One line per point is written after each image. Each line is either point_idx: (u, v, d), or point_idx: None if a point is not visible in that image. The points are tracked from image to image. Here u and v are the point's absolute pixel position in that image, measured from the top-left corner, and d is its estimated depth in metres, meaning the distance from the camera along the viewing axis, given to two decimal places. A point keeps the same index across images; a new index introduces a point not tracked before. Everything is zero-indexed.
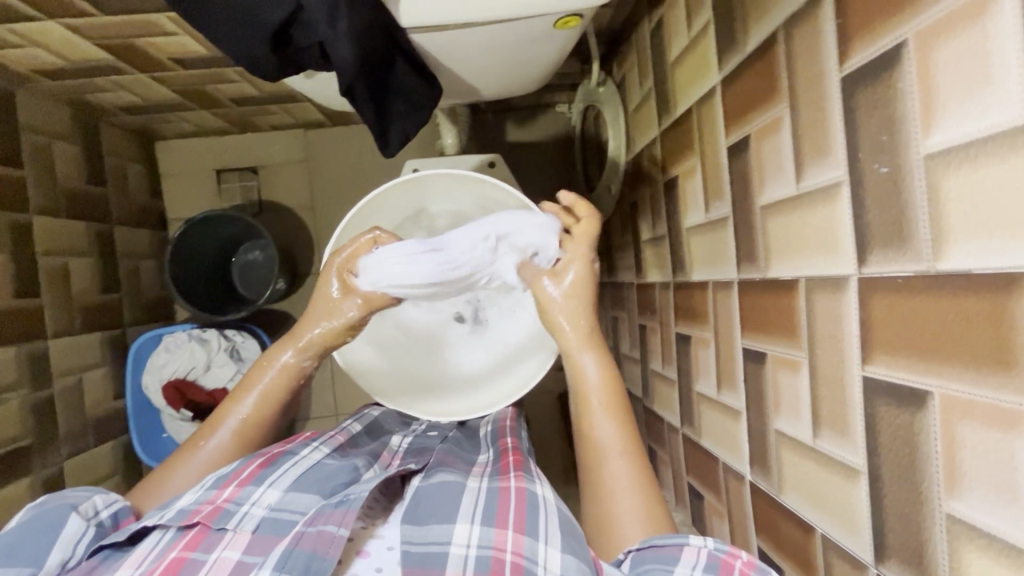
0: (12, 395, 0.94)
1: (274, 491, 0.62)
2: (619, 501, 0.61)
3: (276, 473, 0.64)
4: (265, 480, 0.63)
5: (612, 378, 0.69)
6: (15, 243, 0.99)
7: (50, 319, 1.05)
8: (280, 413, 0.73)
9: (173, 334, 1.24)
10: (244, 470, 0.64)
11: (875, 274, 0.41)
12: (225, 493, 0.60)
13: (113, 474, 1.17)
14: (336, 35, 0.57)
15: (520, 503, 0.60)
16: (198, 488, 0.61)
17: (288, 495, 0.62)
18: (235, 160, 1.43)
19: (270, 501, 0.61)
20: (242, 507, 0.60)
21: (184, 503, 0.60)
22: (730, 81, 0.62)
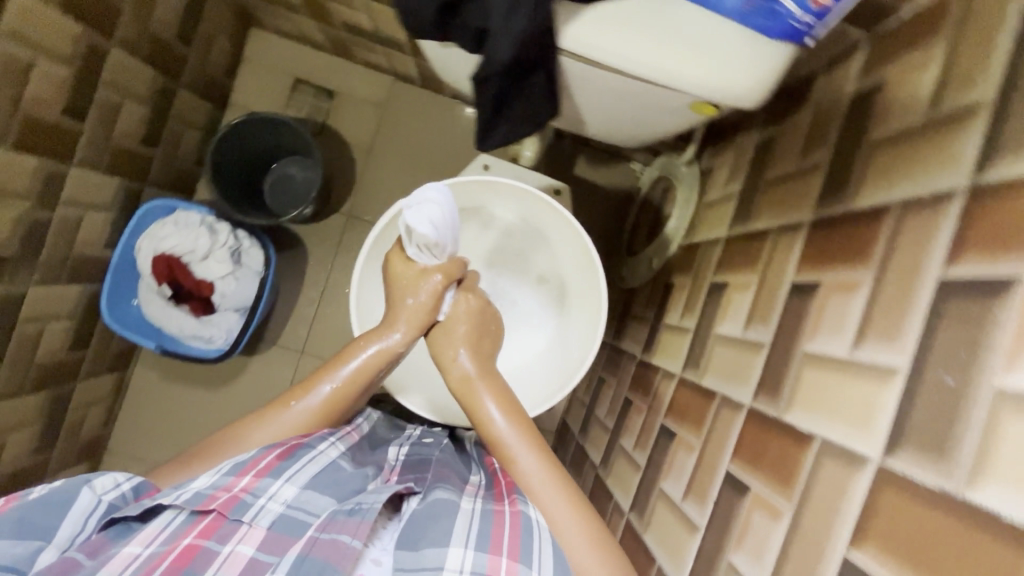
0: (14, 203, 0.92)
1: (290, 486, 0.64)
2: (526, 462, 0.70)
3: (294, 468, 0.66)
4: (282, 473, 0.65)
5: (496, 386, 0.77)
6: (87, 64, 0.96)
7: (83, 149, 1.02)
8: (349, 399, 0.75)
9: (186, 210, 1.21)
10: (262, 459, 0.65)
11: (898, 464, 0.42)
12: (243, 483, 0.62)
13: (69, 317, 1.14)
14: (504, 29, 0.56)
15: (515, 528, 0.62)
16: (214, 474, 0.63)
17: (302, 493, 0.64)
18: (319, 77, 1.43)
19: (286, 498, 0.63)
20: (258, 499, 0.61)
21: (200, 487, 0.61)
22: (821, 227, 0.63)
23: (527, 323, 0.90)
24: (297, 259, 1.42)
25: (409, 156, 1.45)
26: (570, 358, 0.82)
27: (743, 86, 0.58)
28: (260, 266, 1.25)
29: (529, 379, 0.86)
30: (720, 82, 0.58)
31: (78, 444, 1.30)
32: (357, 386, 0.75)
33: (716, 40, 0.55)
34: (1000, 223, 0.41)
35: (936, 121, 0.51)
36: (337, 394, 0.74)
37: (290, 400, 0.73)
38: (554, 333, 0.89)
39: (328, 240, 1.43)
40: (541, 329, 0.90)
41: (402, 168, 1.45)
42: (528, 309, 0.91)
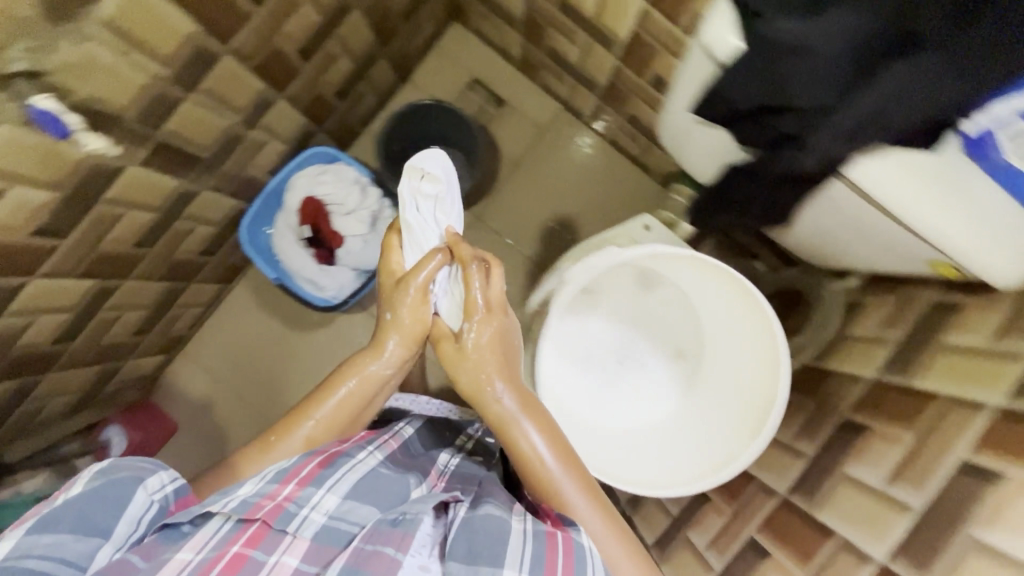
0: (231, 116, 0.98)
1: (331, 496, 0.66)
2: (569, 495, 0.72)
3: (333, 478, 0.68)
4: (323, 482, 0.67)
5: (534, 408, 0.77)
6: (334, 17, 1.04)
7: (296, 86, 1.09)
8: (354, 411, 0.79)
9: (346, 165, 1.27)
10: (303, 468, 0.68)
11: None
12: (286, 492, 0.64)
13: (215, 225, 1.19)
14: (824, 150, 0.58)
15: (568, 555, 0.63)
16: (258, 481, 0.64)
17: (344, 502, 0.66)
18: (496, 84, 1.49)
19: (328, 508, 0.64)
20: (301, 509, 0.62)
21: (245, 493, 0.63)
22: (1014, 418, 0.63)
23: (655, 392, 0.90)
24: None
25: (551, 183, 1.49)
26: (702, 447, 0.80)
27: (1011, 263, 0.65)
28: None
29: (650, 452, 0.84)
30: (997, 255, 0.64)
31: (167, 338, 1.35)
32: (358, 403, 0.79)
33: (1006, 219, 0.63)
34: None
35: None
36: (338, 414, 0.78)
37: (274, 433, 0.75)
38: (680, 412, 0.88)
39: None
40: (666, 403, 0.89)
41: (541, 191, 1.49)
42: (657, 378, 0.91)
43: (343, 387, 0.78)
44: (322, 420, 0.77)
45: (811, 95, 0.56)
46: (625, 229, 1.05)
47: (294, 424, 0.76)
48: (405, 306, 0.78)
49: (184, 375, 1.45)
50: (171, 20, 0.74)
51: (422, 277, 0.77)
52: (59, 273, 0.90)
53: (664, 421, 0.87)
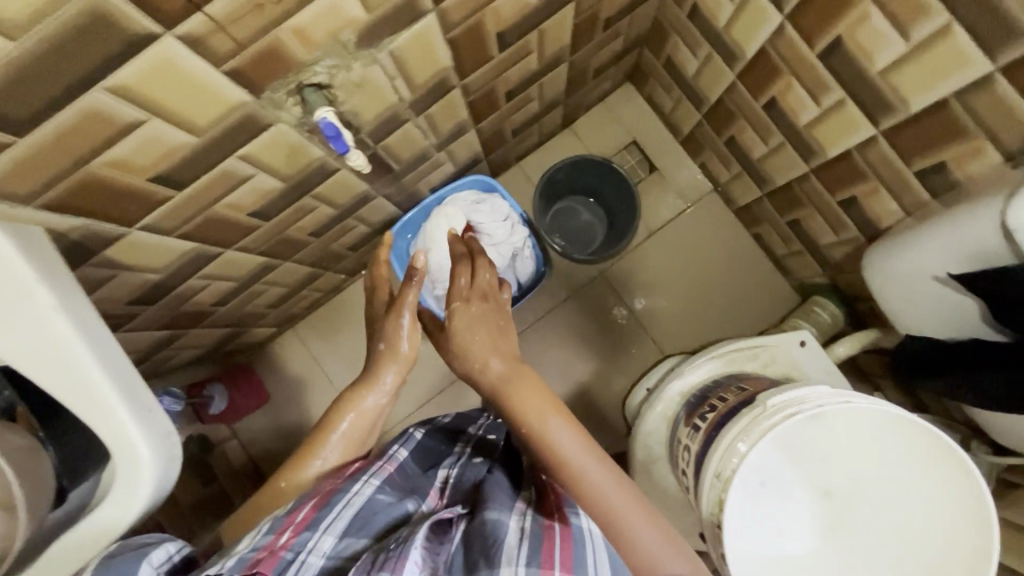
0: (431, 139, 1.02)
1: (329, 536, 0.67)
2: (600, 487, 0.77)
3: (330, 517, 0.70)
4: (318, 525, 0.68)
5: (525, 382, 0.86)
6: (546, 68, 1.07)
7: (489, 120, 1.13)
8: (361, 440, 0.87)
9: (500, 198, 1.30)
10: (299, 514, 0.70)
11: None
12: (282, 540, 0.65)
13: (370, 226, 1.24)
14: None
15: (567, 539, 0.69)
16: (254, 536, 0.66)
17: (341, 540, 0.68)
18: (652, 150, 1.51)
19: (325, 549, 0.66)
20: (298, 554, 0.64)
21: (240, 552, 0.63)
22: None
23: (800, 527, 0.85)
24: None
25: (683, 260, 1.49)
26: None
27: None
28: (523, 275, 1.35)
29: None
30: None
31: (287, 315, 1.40)
32: (365, 429, 0.89)
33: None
34: None
35: None
36: (348, 448, 0.85)
37: (284, 478, 0.81)
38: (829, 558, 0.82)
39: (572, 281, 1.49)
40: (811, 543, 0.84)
41: (671, 264, 1.49)
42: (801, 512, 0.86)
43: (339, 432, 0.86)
44: (340, 443, 0.85)
45: None
46: (781, 340, 1.00)
47: (303, 467, 0.82)
48: (384, 342, 0.94)
49: (287, 351, 1.50)
50: (437, 58, 0.79)
51: (409, 298, 0.95)
52: (248, 248, 0.95)
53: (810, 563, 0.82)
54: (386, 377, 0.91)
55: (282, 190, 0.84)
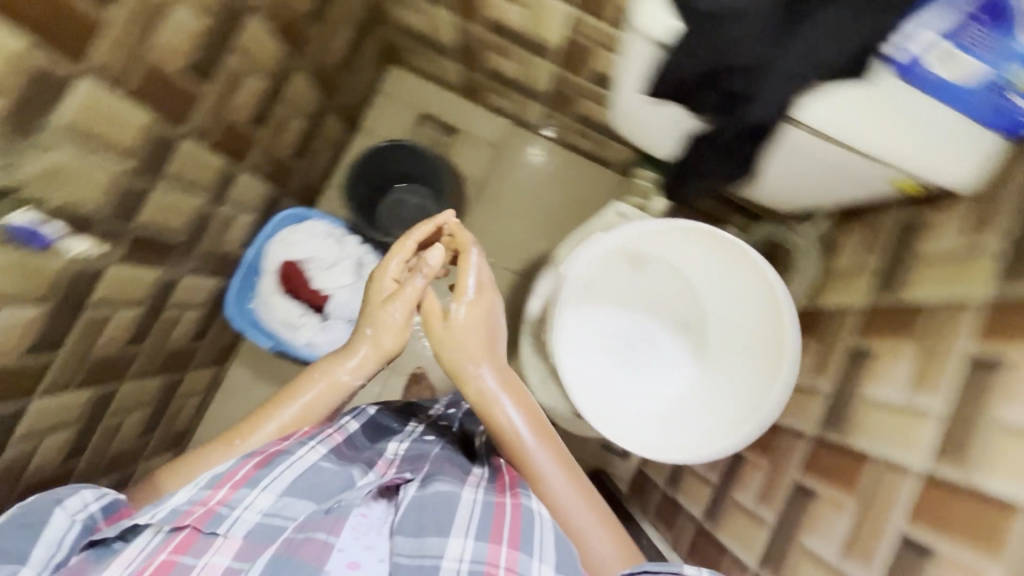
0: (196, 197, 0.99)
1: (266, 495, 0.69)
2: (548, 472, 0.81)
3: (270, 476, 0.71)
4: (257, 482, 0.70)
5: (509, 378, 0.86)
6: (277, 82, 1.06)
7: (254, 156, 1.10)
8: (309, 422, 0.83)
9: (315, 221, 1.28)
10: (239, 470, 0.71)
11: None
12: (218, 497, 0.68)
13: (198, 307, 1.18)
14: None
15: (516, 517, 0.71)
16: (192, 489, 0.69)
17: (279, 500, 0.70)
18: (442, 113, 1.53)
19: (261, 506, 0.68)
20: (233, 511, 0.67)
21: (176, 504, 0.67)
22: (1000, 306, 0.67)
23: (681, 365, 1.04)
24: None
25: (518, 195, 1.53)
26: (725, 403, 0.94)
27: (951, 164, 0.72)
28: None
29: (673, 415, 0.99)
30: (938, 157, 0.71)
31: (171, 434, 1.32)
32: (336, 398, 0.86)
33: (940, 126, 0.70)
34: None
35: None
36: (297, 419, 0.82)
37: (234, 438, 0.79)
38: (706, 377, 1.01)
39: None
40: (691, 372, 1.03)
41: (510, 205, 1.53)
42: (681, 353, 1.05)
43: (296, 399, 0.83)
44: (280, 424, 0.81)
45: (748, 49, 0.66)
46: (600, 222, 1.09)
47: (229, 444, 0.79)
48: (371, 326, 0.88)
49: None
50: (127, 116, 0.76)
51: (410, 293, 0.88)
52: (58, 386, 0.88)
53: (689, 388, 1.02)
54: (363, 344, 0.87)
55: (46, 313, 0.79)
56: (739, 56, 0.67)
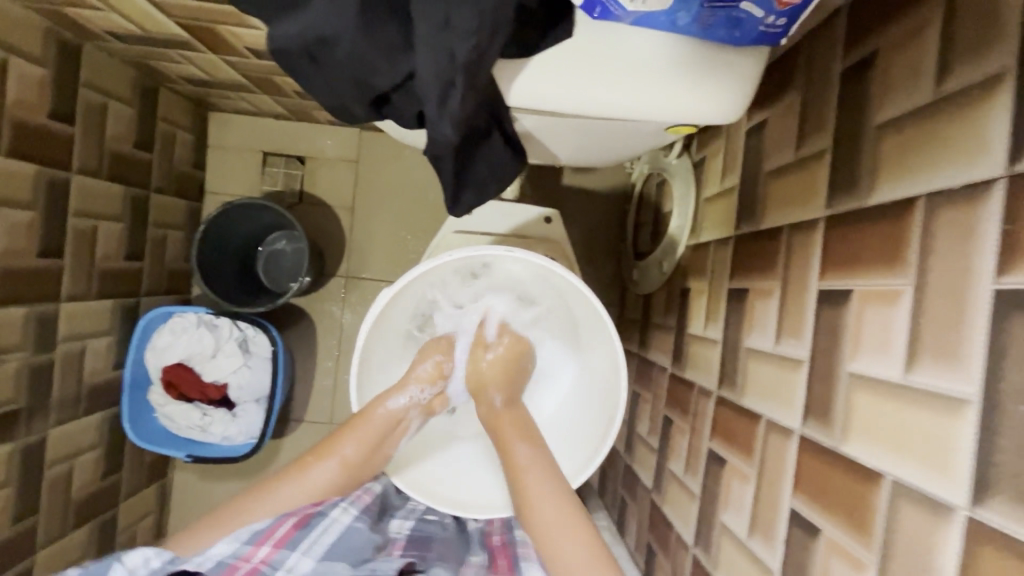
0: (11, 356, 0.91)
1: (307, 560, 0.65)
2: (542, 504, 0.67)
3: (309, 539, 0.67)
4: (298, 544, 0.66)
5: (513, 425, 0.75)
6: (50, 201, 0.95)
7: (68, 283, 1.01)
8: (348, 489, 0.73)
9: (182, 313, 1.18)
10: (279, 528, 0.66)
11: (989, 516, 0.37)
12: (262, 553, 0.64)
13: (94, 447, 1.12)
14: (440, 114, 0.44)
15: None
16: (233, 541, 0.64)
17: (320, 565, 0.65)
18: (285, 146, 1.40)
19: (303, 571, 0.64)
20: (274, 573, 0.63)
21: (220, 554, 0.63)
22: (838, 227, 0.56)
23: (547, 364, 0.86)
24: (305, 332, 1.41)
25: (393, 204, 1.41)
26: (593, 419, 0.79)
27: (702, 104, 0.51)
28: (268, 350, 1.22)
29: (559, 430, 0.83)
30: (693, 97, 0.51)
31: None
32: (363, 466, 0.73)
33: (657, 58, 0.48)
34: None
35: (951, 95, 0.44)
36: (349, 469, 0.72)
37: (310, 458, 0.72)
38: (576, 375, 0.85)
39: (330, 307, 1.41)
40: (563, 369, 0.86)
41: (389, 217, 1.41)
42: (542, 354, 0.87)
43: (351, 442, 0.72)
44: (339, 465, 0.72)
45: (385, 69, 0.44)
46: (452, 224, 0.98)
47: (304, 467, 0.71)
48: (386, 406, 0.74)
49: None
50: None
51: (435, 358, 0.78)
52: None
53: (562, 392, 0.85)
54: (375, 421, 0.73)
55: None
56: (382, 72, 0.44)
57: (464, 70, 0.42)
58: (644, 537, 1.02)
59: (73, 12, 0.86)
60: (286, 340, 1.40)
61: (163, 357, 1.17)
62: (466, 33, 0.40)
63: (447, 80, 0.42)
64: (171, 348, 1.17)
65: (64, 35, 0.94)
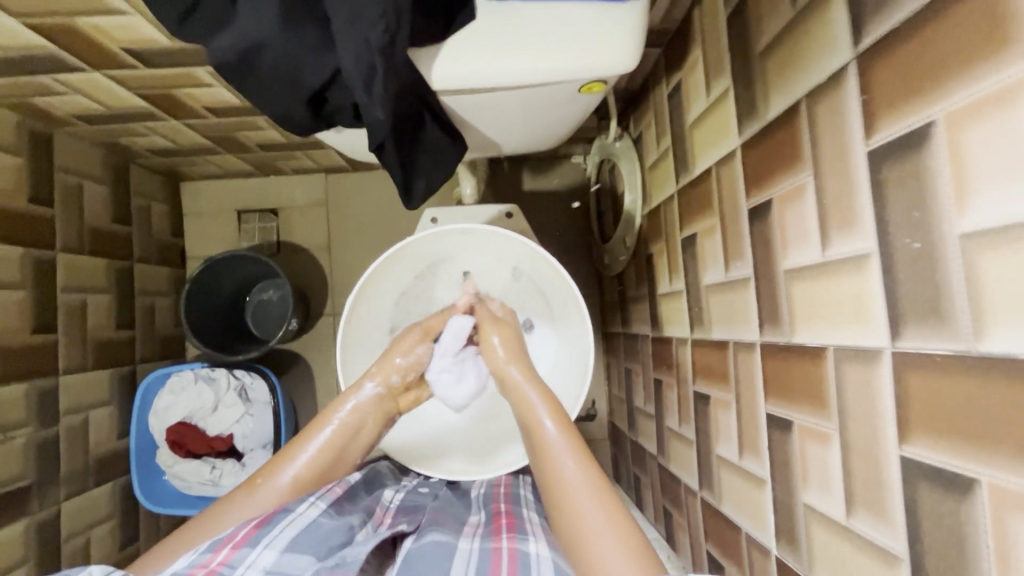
0: (17, 433, 0.93)
1: (270, 552, 0.58)
2: (578, 501, 0.59)
3: (270, 534, 0.60)
4: (260, 540, 0.59)
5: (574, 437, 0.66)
6: (38, 279, 1.00)
7: (65, 357, 1.05)
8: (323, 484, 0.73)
9: (178, 372, 1.21)
10: (240, 531, 0.60)
11: (978, 227, 0.34)
12: (220, 556, 0.56)
13: (108, 519, 1.12)
14: (371, 99, 0.51)
15: (513, 562, 0.60)
16: (192, 551, 0.57)
17: (283, 557, 0.58)
18: (257, 202, 1.47)
19: (265, 564, 0.57)
20: (236, 570, 0.55)
21: (177, 566, 0.56)
22: (750, 148, 0.62)
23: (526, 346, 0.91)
24: (302, 374, 1.43)
25: (367, 237, 1.47)
26: (573, 376, 0.84)
27: (602, 60, 0.57)
28: (268, 396, 1.24)
29: None
30: (593, 54, 0.57)
31: None
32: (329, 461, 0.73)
33: (552, 24, 0.55)
34: (899, 75, 0.40)
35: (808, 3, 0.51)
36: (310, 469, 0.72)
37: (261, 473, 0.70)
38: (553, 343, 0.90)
39: (323, 346, 1.44)
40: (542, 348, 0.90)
41: (365, 251, 1.47)
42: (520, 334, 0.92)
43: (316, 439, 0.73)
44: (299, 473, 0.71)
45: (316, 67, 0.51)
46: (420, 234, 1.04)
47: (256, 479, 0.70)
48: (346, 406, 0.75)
49: None
50: None
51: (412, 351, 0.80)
52: None
53: (546, 368, 0.89)
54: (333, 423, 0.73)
55: None
56: (313, 71, 0.51)
57: (381, 54, 0.49)
58: (659, 502, 1.03)
59: (40, 101, 0.93)
60: (285, 386, 1.43)
61: (161, 415, 1.19)
62: (374, 20, 0.47)
63: (368, 65, 0.49)
64: (167, 407, 1.19)
65: (35, 126, 1.01)
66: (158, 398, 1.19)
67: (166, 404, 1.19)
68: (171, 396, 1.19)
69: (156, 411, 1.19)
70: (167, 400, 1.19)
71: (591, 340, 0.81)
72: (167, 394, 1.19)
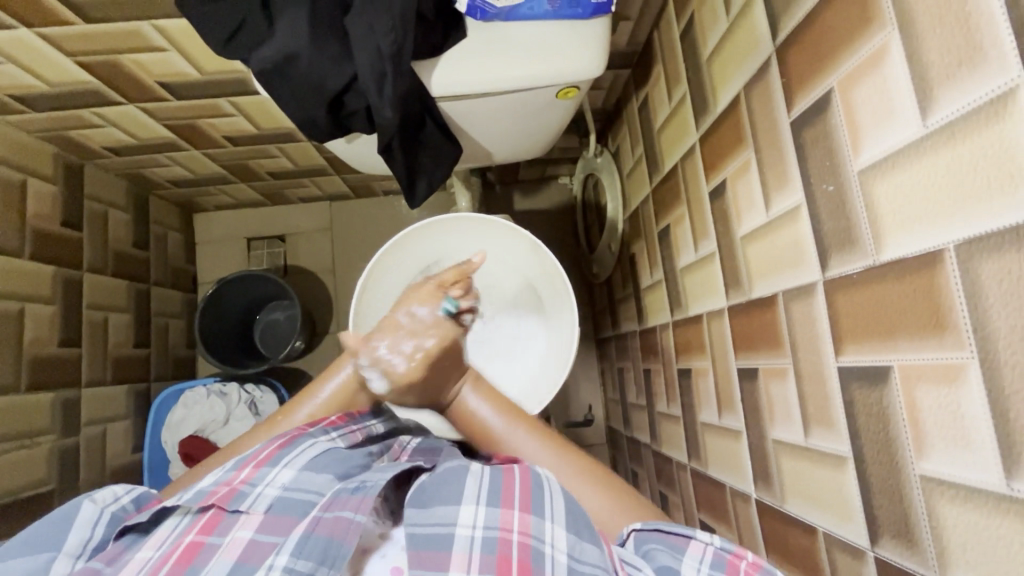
0: (42, 439, 0.98)
1: (288, 471, 0.59)
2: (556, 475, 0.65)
3: (291, 453, 0.61)
4: (280, 459, 0.60)
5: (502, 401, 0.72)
6: (66, 295, 1.07)
7: (87, 370, 1.11)
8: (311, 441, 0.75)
9: (192, 388, 1.26)
10: (263, 450, 0.61)
11: (871, 161, 0.43)
12: (242, 475, 0.58)
13: None
14: (382, 99, 0.62)
15: (525, 482, 0.57)
16: (218, 470, 0.59)
17: (301, 475, 0.59)
18: (265, 229, 1.56)
19: (283, 482, 0.58)
20: (255, 488, 0.57)
21: (204, 483, 0.58)
22: (706, 138, 0.72)
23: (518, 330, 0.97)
24: None
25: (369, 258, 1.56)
26: (561, 357, 0.90)
27: (574, 68, 0.68)
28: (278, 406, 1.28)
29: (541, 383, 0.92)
30: (566, 62, 0.68)
31: None
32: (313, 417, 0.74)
33: (531, 40, 0.66)
34: (805, 57, 0.50)
35: (739, 12, 0.62)
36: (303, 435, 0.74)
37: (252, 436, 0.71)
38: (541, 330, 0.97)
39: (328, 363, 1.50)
40: (533, 336, 0.96)
41: None
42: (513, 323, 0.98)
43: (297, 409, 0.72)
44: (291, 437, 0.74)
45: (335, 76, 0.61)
46: None
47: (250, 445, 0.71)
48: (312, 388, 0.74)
49: None
50: None
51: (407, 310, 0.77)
52: None
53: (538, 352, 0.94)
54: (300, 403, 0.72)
55: None
56: (334, 78, 0.62)
57: (390, 60, 0.60)
58: (656, 489, 1.07)
59: (78, 133, 1.04)
60: None
61: (174, 428, 1.23)
62: (387, 33, 0.59)
63: (381, 71, 0.60)
64: (182, 418, 1.23)
65: (69, 158, 1.11)
66: (175, 409, 1.24)
67: (181, 416, 1.23)
68: (187, 407, 1.23)
69: (170, 425, 1.23)
70: (183, 411, 1.23)
71: (576, 325, 0.89)
72: (184, 406, 1.24)
